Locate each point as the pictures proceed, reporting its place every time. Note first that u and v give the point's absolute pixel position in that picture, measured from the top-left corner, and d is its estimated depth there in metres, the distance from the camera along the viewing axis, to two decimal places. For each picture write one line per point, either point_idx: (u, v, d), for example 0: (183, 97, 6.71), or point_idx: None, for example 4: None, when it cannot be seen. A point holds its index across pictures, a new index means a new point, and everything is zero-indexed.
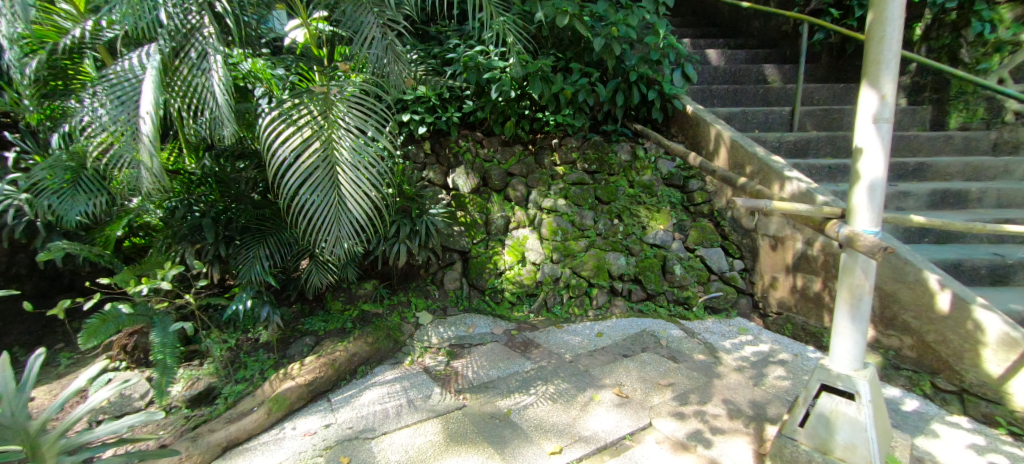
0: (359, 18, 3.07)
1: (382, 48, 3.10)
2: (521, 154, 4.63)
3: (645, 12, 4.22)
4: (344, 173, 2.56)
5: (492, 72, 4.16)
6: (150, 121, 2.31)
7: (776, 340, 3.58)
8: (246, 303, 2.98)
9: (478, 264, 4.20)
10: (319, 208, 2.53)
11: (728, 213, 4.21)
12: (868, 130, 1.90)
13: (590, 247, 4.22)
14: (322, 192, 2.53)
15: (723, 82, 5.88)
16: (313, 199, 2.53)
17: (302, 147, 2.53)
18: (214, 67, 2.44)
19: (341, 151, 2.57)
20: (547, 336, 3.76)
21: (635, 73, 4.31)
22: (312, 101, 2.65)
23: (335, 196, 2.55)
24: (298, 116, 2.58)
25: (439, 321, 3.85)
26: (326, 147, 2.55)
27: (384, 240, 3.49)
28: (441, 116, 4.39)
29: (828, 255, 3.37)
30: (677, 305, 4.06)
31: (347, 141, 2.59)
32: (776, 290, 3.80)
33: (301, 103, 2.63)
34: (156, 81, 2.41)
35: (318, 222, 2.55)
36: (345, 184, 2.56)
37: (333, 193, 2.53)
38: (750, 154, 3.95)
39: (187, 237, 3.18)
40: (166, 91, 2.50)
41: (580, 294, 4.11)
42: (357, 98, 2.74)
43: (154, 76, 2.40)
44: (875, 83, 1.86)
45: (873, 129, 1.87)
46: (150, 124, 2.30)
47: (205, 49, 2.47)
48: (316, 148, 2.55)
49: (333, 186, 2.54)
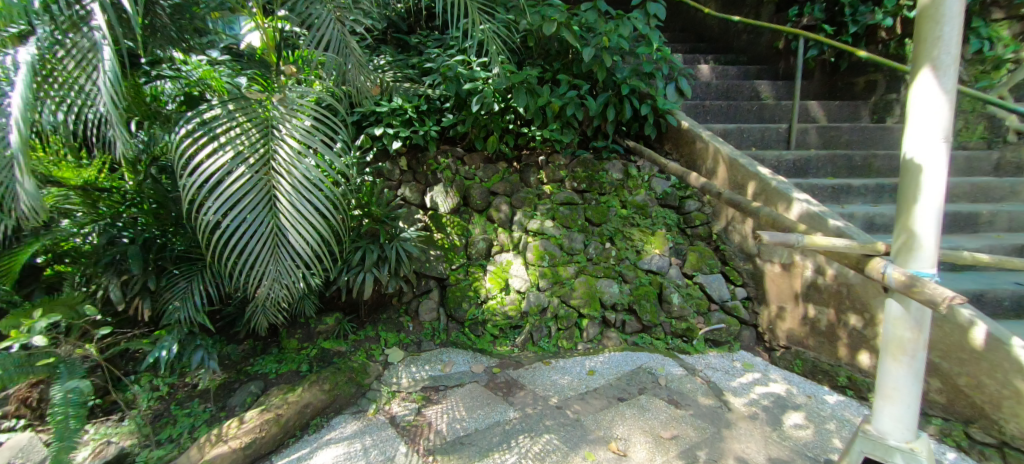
0: (309, 11, 2.78)
1: (339, 48, 2.86)
2: (504, 172, 4.25)
3: (637, 22, 3.95)
4: (284, 197, 2.18)
5: (473, 83, 3.81)
6: (17, 131, 2.01)
7: (786, 379, 3.25)
8: (168, 350, 2.51)
9: (457, 292, 3.81)
10: (254, 240, 2.14)
11: (729, 236, 3.90)
12: (935, 149, 1.57)
13: (580, 273, 3.86)
14: (256, 220, 2.13)
15: (716, 98, 5.65)
16: (245, 229, 2.13)
17: (227, 166, 2.11)
18: (102, 64, 2.02)
19: (280, 171, 2.18)
20: (533, 375, 3.35)
21: (628, 86, 3.96)
22: (243, 110, 2.25)
23: (272, 224, 2.16)
24: (225, 129, 2.16)
25: (412, 359, 3.42)
26: (260, 166, 2.16)
27: (348, 268, 3.09)
28: (418, 130, 4.00)
29: (841, 285, 3.08)
30: (676, 337, 3.71)
31: (288, 159, 2.20)
32: (783, 322, 3.50)
33: (227, 112, 2.22)
34: (28, 83, 2.07)
35: (250, 256, 2.15)
36: (286, 212, 2.17)
37: (270, 221, 2.15)
38: (751, 174, 3.65)
39: (112, 266, 2.74)
40: (47, 93, 2.16)
41: (570, 326, 3.75)
42: (299, 107, 2.35)
43: (24, 77, 2.06)
44: (942, 91, 1.55)
45: (942, 148, 1.56)
46: (15, 132, 2.00)
47: (94, 42, 2.06)
48: (248, 168, 2.14)
49: (269, 212, 2.16)
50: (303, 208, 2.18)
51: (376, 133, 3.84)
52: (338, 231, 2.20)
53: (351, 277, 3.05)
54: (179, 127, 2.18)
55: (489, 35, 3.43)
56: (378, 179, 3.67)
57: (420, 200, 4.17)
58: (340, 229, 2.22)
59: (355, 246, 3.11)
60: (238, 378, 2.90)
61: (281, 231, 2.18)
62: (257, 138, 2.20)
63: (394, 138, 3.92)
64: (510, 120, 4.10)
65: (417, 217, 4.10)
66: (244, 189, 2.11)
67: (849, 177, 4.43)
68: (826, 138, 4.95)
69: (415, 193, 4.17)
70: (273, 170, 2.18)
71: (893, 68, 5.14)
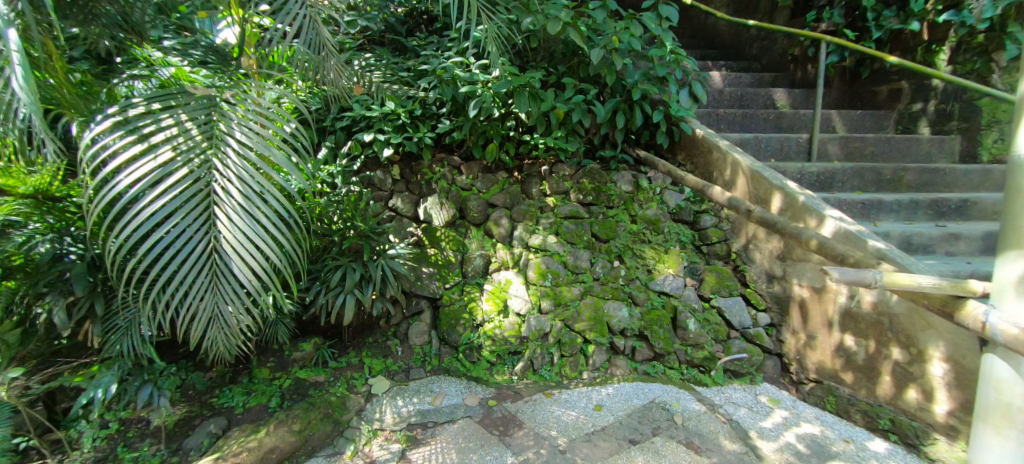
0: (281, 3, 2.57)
1: (313, 42, 2.70)
2: (504, 183, 3.94)
3: (649, 22, 3.65)
4: (225, 217, 1.85)
5: (471, 85, 3.49)
6: None
7: (818, 418, 2.95)
8: (101, 391, 2.21)
9: (450, 314, 3.48)
10: (186, 266, 1.82)
11: (750, 255, 3.57)
12: None
13: (585, 295, 3.53)
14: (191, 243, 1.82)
15: (729, 106, 5.34)
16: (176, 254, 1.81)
17: (153, 176, 1.78)
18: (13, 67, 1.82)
19: (221, 186, 1.86)
20: (533, 409, 3.00)
21: (639, 91, 3.65)
22: (178, 110, 1.92)
23: (211, 249, 1.85)
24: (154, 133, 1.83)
25: (399, 389, 3.07)
26: (197, 178, 1.83)
27: (325, 288, 2.75)
28: (411, 136, 3.71)
29: (881, 315, 2.77)
30: (691, 367, 3.37)
31: (231, 168, 1.89)
32: (813, 353, 3.18)
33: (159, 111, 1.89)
34: None
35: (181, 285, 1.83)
36: (227, 234, 1.85)
37: (209, 246, 1.84)
38: (777, 188, 3.32)
39: (56, 287, 2.38)
40: None
41: (574, 352, 3.40)
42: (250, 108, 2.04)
43: None
44: None
45: None
46: None
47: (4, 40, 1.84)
48: (181, 177, 1.81)
49: (208, 234, 1.84)
50: (245, 229, 1.84)
51: (365, 139, 3.58)
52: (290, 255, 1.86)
53: (327, 299, 2.71)
54: (94, 126, 1.83)
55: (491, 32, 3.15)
56: (365, 189, 3.38)
57: (413, 212, 3.87)
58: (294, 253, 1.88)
59: (336, 265, 2.78)
60: (200, 413, 2.59)
61: (221, 254, 1.86)
62: (195, 143, 1.87)
63: (385, 139, 3.61)
64: (511, 127, 3.79)
65: (409, 230, 3.79)
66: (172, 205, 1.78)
67: (877, 192, 4.10)
68: (850, 150, 4.63)
69: (409, 205, 3.87)
70: (212, 181, 1.86)
71: (919, 76, 4.82)
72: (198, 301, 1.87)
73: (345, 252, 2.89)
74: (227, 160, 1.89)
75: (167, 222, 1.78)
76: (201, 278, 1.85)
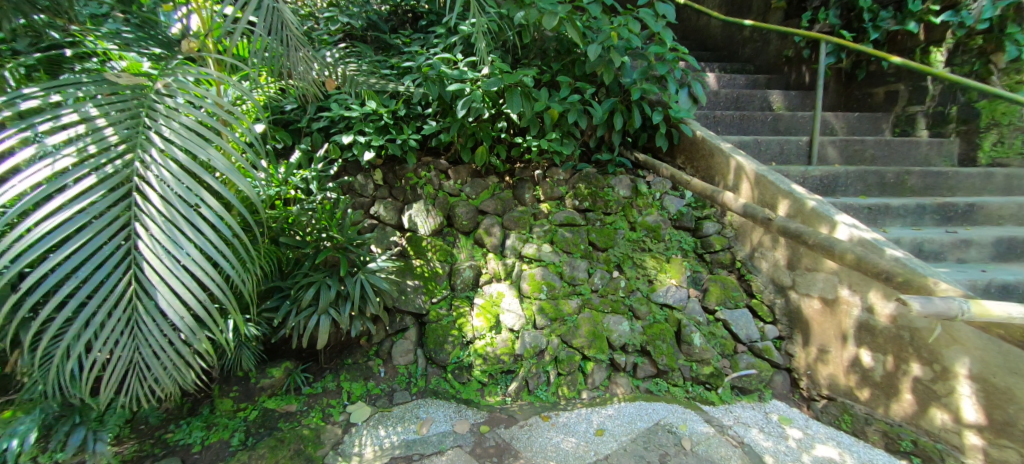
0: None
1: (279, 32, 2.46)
2: (494, 189, 3.70)
3: (649, 17, 3.43)
4: (148, 241, 1.56)
5: (459, 83, 3.21)
6: None
7: (834, 439, 2.75)
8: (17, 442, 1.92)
9: (437, 330, 3.20)
10: (96, 300, 1.51)
11: (755, 263, 3.37)
12: None
13: (583, 308, 3.29)
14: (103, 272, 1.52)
15: (725, 107, 5.18)
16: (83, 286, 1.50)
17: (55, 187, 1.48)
18: None
19: (145, 201, 1.58)
20: (529, 436, 2.74)
21: (638, 91, 3.43)
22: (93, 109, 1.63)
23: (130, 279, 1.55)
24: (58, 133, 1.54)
25: (381, 416, 2.79)
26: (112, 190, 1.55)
27: (297, 308, 2.45)
28: (395, 138, 3.46)
29: (901, 329, 2.57)
30: (696, 384, 3.15)
31: (158, 176, 1.60)
32: (825, 367, 2.98)
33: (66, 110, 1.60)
34: None
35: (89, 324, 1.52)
36: (151, 261, 1.56)
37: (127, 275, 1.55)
38: (785, 192, 3.13)
39: None
40: None
41: (572, 371, 3.15)
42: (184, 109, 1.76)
43: None
44: None
45: None
46: None
47: None
48: (92, 186, 1.52)
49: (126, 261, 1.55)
50: (173, 252, 1.56)
51: (345, 140, 3.32)
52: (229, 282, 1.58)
53: (296, 319, 2.42)
54: None
55: (481, 26, 2.93)
56: (343, 196, 3.10)
57: (397, 220, 3.59)
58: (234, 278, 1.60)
59: (309, 281, 2.48)
60: (152, 452, 2.29)
61: (142, 283, 1.57)
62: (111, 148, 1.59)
63: (367, 140, 3.36)
64: (502, 129, 3.54)
65: (392, 239, 3.51)
66: (78, 221, 1.48)
67: (881, 196, 3.96)
68: (850, 153, 4.49)
69: (392, 213, 3.59)
70: (134, 192, 1.58)
71: (916, 78, 4.72)
72: (112, 339, 1.57)
73: (319, 266, 2.61)
74: (153, 165, 1.61)
75: (71, 242, 1.47)
76: (117, 310, 1.55)
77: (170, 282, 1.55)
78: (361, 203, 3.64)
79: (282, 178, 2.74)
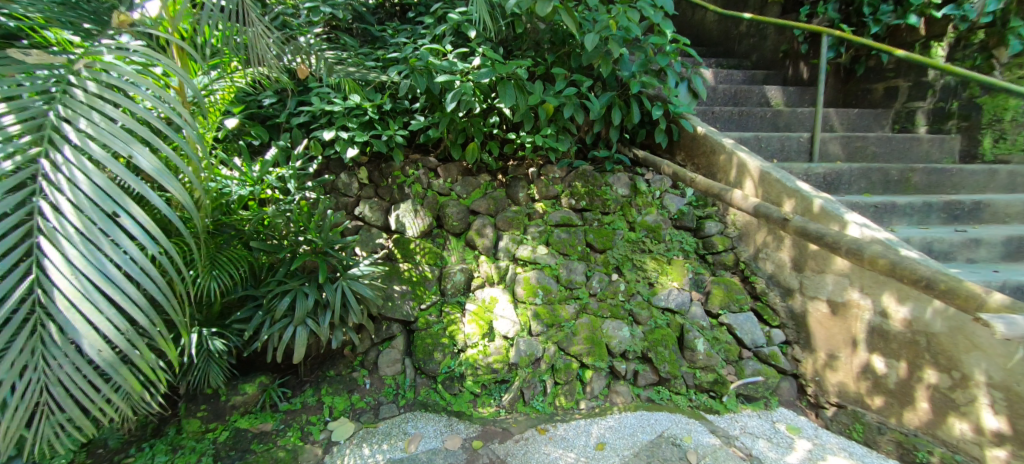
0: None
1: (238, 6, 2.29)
2: (486, 187, 3.50)
3: (649, 5, 3.25)
4: (54, 259, 1.33)
5: (450, 74, 3.00)
6: None
7: (845, 449, 2.60)
8: None
9: (426, 338, 3.01)
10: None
11: (760, 265, 3.22)
12: None
13: (581, 313, 3.12)
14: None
15: (723, 103, 5.04)
16: None
17: None
18: None
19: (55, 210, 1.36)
20: (524, 451, 2.56)
21: (638, 84, 3.25)
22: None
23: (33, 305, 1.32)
24: None
25: (365, 433, 2.61)
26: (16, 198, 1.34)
27: (270, 320, 2.24)
28: (380, 134, 3.26)
29: (917, 334, 2.43)
30: (700, 392, 2.99)
31: (72, 180, 1.39)
32: (834, 374, 2.84)
33: None
34: None
35: None
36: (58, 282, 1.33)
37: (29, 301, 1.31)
38: (791, 191, 2.99)
39: None
40: None
41: (570, 380, 2.98)
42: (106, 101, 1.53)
43: None
44: None
45: None
46: None
47: None
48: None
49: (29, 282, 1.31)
50: (84, 270, 1.32)
51: (328, 136, 3.11)
52: (167, 305, 1.39)
53: (269, 330, 2.20)
54: None
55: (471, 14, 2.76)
56: (323, 196, 2.90)
57: (383, 221, 3.39)
58: (173, 300, 1.41)
59: (284, 290, 2.26)
60: None
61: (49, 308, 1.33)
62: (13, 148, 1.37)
63: (351, 136, 3.15)
64: (494, 124, 3.34)
65: (378, 241, 3.31)
66: None
67: (885, 194, 3.84)
68: (852, 149, 4.36)
69: (378, 213, 3.39)
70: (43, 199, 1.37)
71: (916, 74, 4.63)
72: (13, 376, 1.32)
73: (297, 272, 2.43)
74: (64, 165, 1.40)
75: None
76: (18, 341, 1.31)
77: (81, 306, 1.31)
78: (344, 203, 3.42)
79: (256, 176, 2.56)
